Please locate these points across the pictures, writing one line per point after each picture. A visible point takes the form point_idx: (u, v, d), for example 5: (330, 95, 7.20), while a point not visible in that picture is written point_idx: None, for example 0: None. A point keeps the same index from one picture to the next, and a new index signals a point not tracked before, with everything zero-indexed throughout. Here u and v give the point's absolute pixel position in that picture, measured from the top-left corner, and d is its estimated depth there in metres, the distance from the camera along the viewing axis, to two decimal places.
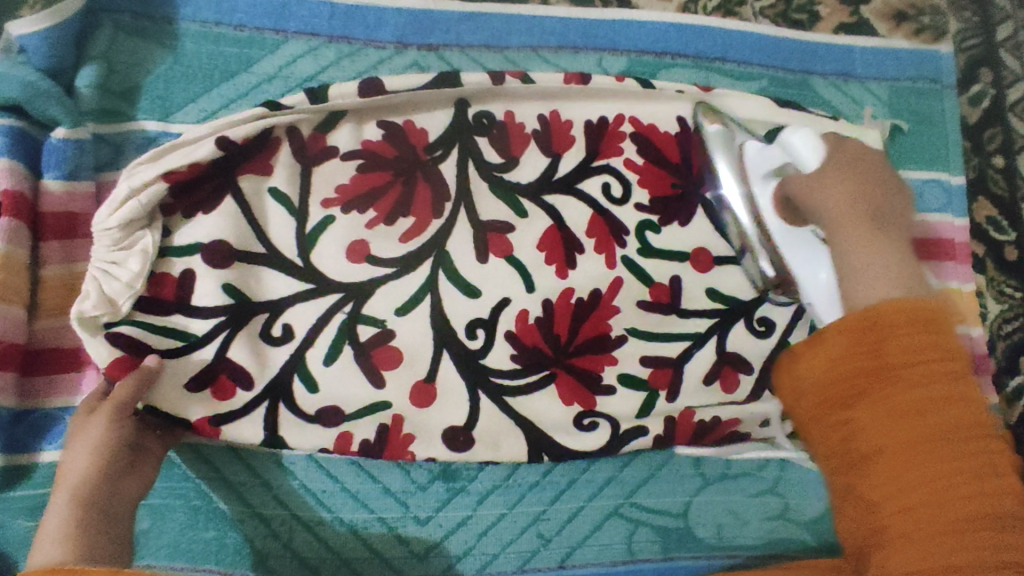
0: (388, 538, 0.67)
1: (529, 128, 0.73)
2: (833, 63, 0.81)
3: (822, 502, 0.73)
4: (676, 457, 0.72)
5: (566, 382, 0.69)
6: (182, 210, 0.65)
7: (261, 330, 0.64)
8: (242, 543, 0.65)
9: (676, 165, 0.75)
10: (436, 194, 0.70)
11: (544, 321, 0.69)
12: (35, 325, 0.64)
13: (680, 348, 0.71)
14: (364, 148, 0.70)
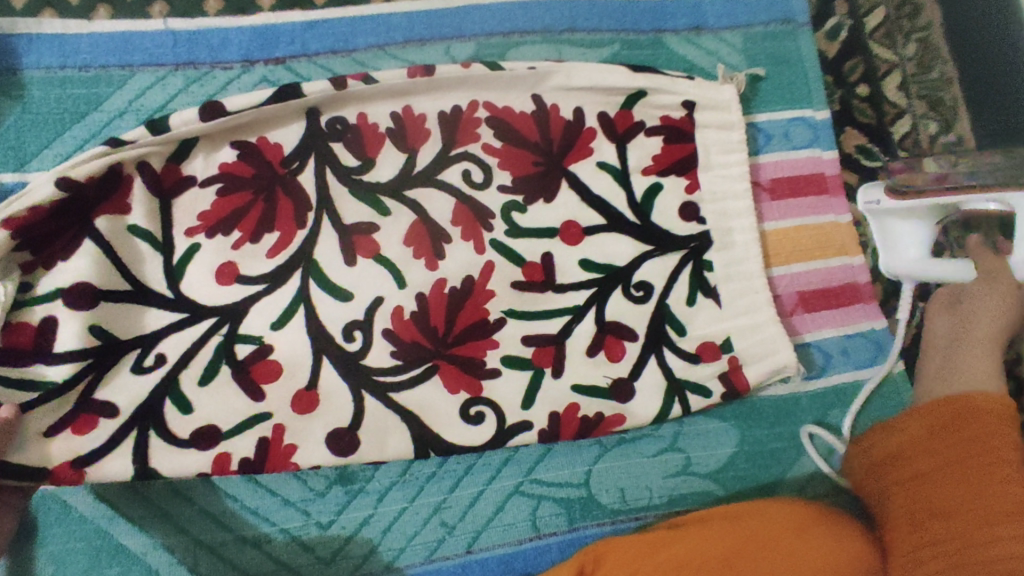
0: (292, 547, 0.68)
1: (383, 127, 0.73)
2: (684, 18, 0.82)
3: (727, 450, 0.73)
4: (573, 445, 0.72)
5: (447, 375, 0.69)
6: (42, 265, 0.64)
7: (132, 364, 0.65)
8: (147, 574, 0.66)
9: (535, 142, 0.75)
10: (297, 206, 0.71)
11: (419, 314, 0.70)
12: None
13: (561, 326, 0.72)
14: (219, 174, 0.70)
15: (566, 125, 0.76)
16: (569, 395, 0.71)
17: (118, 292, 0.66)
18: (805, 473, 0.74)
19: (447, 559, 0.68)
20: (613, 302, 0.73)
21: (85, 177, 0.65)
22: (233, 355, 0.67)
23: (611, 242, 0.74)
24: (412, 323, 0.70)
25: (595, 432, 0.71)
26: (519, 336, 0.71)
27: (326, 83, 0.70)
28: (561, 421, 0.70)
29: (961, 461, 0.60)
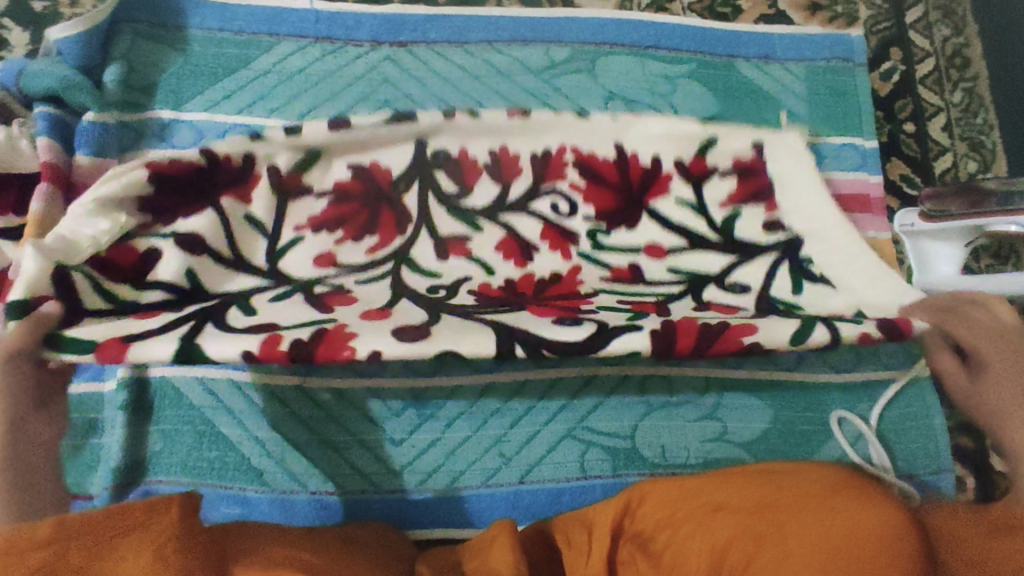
0: (367, 456, 0.76)
1: (481, 160, 0.78)
2: (755, 48, 0.93)
3: (761, 425, 0.80)
4: (621, 390, 0.80)
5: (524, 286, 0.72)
6: (161, 223, 0.65)
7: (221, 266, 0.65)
8: (240, 461, 0.75)
9: (616, 180, 0.80)
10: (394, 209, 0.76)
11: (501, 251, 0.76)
12: None
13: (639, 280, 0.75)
14: (327, 213, 0.73)
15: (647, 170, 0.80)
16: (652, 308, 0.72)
17: (220, 257, 0.66)
18: (831, 456, 0.80)
19: (501, 486, 0.77)
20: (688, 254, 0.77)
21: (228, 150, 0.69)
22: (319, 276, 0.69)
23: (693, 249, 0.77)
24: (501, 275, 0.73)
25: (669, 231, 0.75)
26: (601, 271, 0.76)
27: (437, 116, 0.76)
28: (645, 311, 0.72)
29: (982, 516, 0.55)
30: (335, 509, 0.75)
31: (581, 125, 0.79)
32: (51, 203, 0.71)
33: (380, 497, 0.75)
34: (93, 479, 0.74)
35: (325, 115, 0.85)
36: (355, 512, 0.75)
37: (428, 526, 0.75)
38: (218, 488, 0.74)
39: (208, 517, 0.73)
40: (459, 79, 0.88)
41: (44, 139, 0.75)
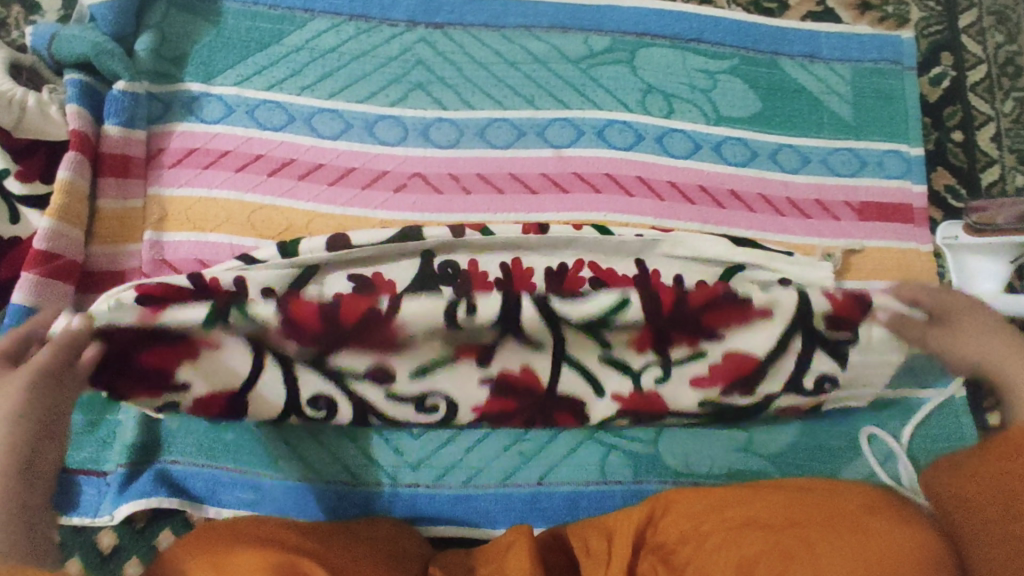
0: (386, 448, 0.75)
1: (491, 275, 0.66)
2: (801, 46, 0.89)
3: (784, 437, 0.79)
4: None
5: (510, 422, 0.75)
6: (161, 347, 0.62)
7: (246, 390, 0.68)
8: (260, 446, 0.74)
9: (655, 308, 0.68)
10: (388, 287, 0.64)
11: (505, 319, 0.66)
12: (91, 248, 0.75)
13: (652, 376, 0.72)
14: (321, 334, 0.64)
15: (713, 299, 0.68)
16: (647, 385, 0.73)
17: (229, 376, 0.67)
18: (858, 474, 0.78)
19: (519, 486, 0.76)
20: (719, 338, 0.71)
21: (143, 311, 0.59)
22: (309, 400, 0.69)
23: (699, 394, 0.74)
24: (491, 403, 0.72)
25: (708, 315, 0.69)
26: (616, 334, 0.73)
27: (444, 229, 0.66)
28: (635, 398, 0.74)
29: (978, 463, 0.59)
30: (349, 500, 0.74)
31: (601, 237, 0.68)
32: (78, 170, 0.72)
33: (394, 491, 0.75)
34: (110, 454, 0.73)
35: (356, 95, 0.83)
36: (368, 504, 0.74)
37: (437, 523, 0.74)
38: (235, 472, 0.73)
39: (221, 499, 0.73)
40: (494, 65, 0.85)
41: (73, 106, 0.74)
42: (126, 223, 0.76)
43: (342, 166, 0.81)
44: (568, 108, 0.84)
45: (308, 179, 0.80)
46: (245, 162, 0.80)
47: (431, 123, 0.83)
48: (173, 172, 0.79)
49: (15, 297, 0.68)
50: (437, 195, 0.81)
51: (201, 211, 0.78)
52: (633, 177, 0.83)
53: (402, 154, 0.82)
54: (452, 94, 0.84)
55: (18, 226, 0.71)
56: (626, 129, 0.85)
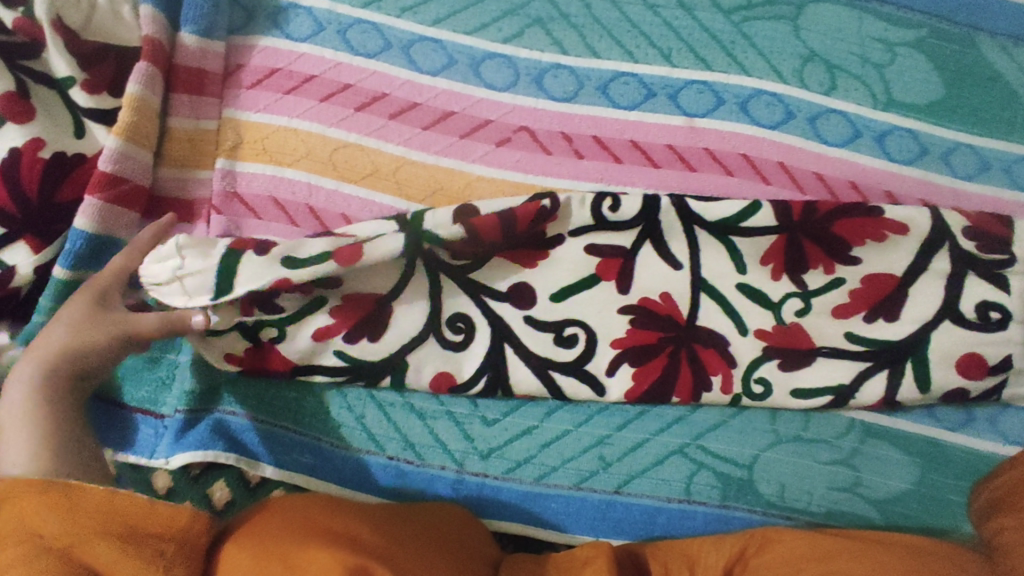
0: (454, 431, 0.67)
1: (626, 216, 0.67)
2: (1007, 21, 0.73)
3: (901, 484, 0.69)
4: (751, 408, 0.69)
5: (651, 365, 0.67)
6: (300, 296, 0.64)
7: (376, 329, 0.65)
8: (319, 409, 0.67)
9: (803, 231, 0.67)
10: (548, 218, 0.66)
11: (645, 218, 0.67)
12: (160, 172, 0.67)
13: (805, 284, 0.68)
14: (467, 248, 0.65)
15: (843, 207, 0.68)
16: (793, 318, 0.68)
17: (366, 322, 0.65)
18: None
19: (594, 492, 0.68)
20: (832, 294, 0.68)
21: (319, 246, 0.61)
22: (445, 319, 0.66)
23: (830, 363, 0.68)
24: (633, 331, 0.67)
25: (838, 225, 0.67)
26: (767, 279, 0.68)
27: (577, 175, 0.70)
28: (785, 334, 0.68)
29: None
30: (410, 480, 0.67)
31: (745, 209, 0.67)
32: (149, 85, 0.64)
33: (460, 478, 0.67)
34: (168, 397, 0.67)
35: (465, 24, 0.71)
36: (429, 489, 0.67)
37: (501, 518, 0.68)
38: (292, 434, 0.67)
39: (281, 459, 0.67)
40: (631, 5, 0.72)
41: (147, 7, 0.64)
42: (199, 147, 0.68)
43: (439, 110, 0.70)
44: (709, 69, 0.71)
45: (400, 118, 0.70)
46: (331, 91, 0.70)
47: (547, 69, 0.71)
48: (252, 94, 0.69)
49: (77, 221, 0.61)
50: (545, 156, 0.70)
51: (279, 143, 0.69)
52: (774, 161, 0.71)
53: (509, 101, 0.70)
54: (576, 37, 0.71)
55: (83, 142, 0.62)
56: (774, 102, 0.71)
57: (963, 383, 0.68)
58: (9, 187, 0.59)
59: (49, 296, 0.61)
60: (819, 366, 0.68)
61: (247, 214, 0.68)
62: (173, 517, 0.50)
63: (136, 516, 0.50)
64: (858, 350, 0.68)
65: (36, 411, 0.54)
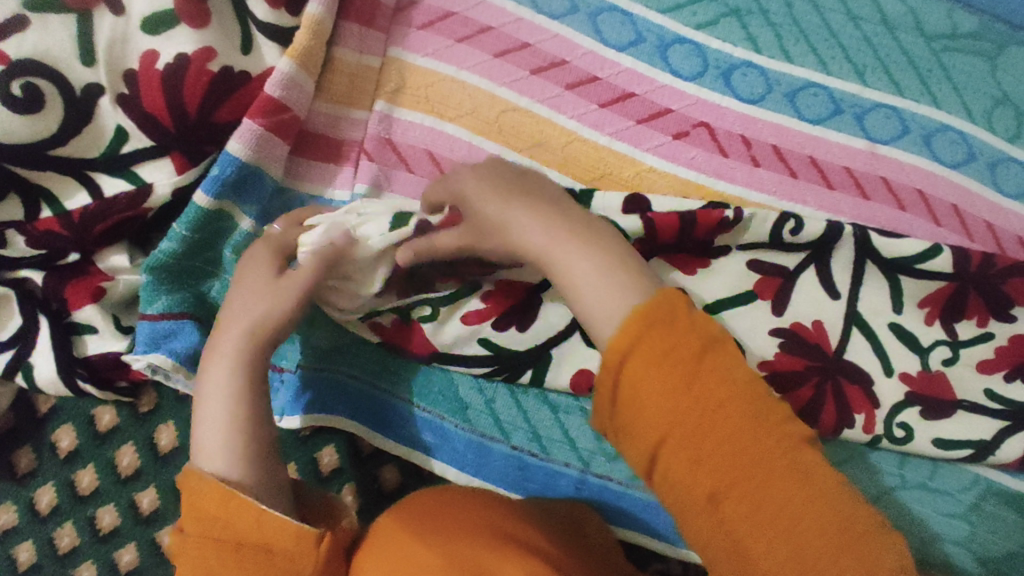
0: (585, 429, 0.62)
1: (802, 237, 0.63)
2: None
3: (1015, 548, 0.67)
4: (884, 450, 0.67)
5: (798, 395, 0.64)
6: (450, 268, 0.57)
7: (528, 316, 0.59)
8: (447, 386, 0.62)
9: (970, 280, 0.65)
10: (721, 229, 0.63)
11: (818, 248, 0.64)
12: (314, 103, 0.61)
13: (955, 333, 0.66)
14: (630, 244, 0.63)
15: (1016, 266, 0.65)
16: (937, 365, 0.66)
17: (519, 312, 0.59)
18: None
19: None
20: (979, 348, 0.66)
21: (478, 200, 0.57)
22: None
23: (968, 418, 0.66)
24: (780, 355, 0.64)
25: (1007, 285, 0.65)
26: (919, 323, 0.66)
27: (749, 184, 0.65)
28: (928, 380, 0.66)
29: (683, 384, 0.44)
30: (529, 473, 0.64)
31: (918, 251, 0.64)
32: (327, 6, 0.57)
33: (583, 478, 0.64)
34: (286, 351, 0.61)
35: (659, 2, 0.66)
36: (549, 485, 0.64)
37: (619, 523, 0.65)
38: (416, 408, 0.62)
39: (400, 433, 0.63)
40: (831, 13, 0.68)
41: None
42: (360, 83, 0.62)
43: (619, 88, 0.65)
44: (900, 95, 0.68)
45: (577, 90, 0.64)
46: (507, 47, 0.64)
47: (738, 65, 0.66)
48: (421, 35, 0.64)
49: (231, 144, 0.55)
50: (722, 158, 0.65)
51: (445, 93, 0.63)
52: (948, 204, 0.68)
53: (693, 93, 0.65)
54: (772, 36, 0.67)
55: (249, 59, 0.56)
56: (959, 141, 0.68)
57: None
58: (167, 97, 0.53)
59: (185, 223, 0.55)
60: (956, 421, 0.66)
61: (398, 164, 0.62)
62: (280, 526, 0.47)
63: (239, 529, 0.47)
64: (1000, 408, 0.66)
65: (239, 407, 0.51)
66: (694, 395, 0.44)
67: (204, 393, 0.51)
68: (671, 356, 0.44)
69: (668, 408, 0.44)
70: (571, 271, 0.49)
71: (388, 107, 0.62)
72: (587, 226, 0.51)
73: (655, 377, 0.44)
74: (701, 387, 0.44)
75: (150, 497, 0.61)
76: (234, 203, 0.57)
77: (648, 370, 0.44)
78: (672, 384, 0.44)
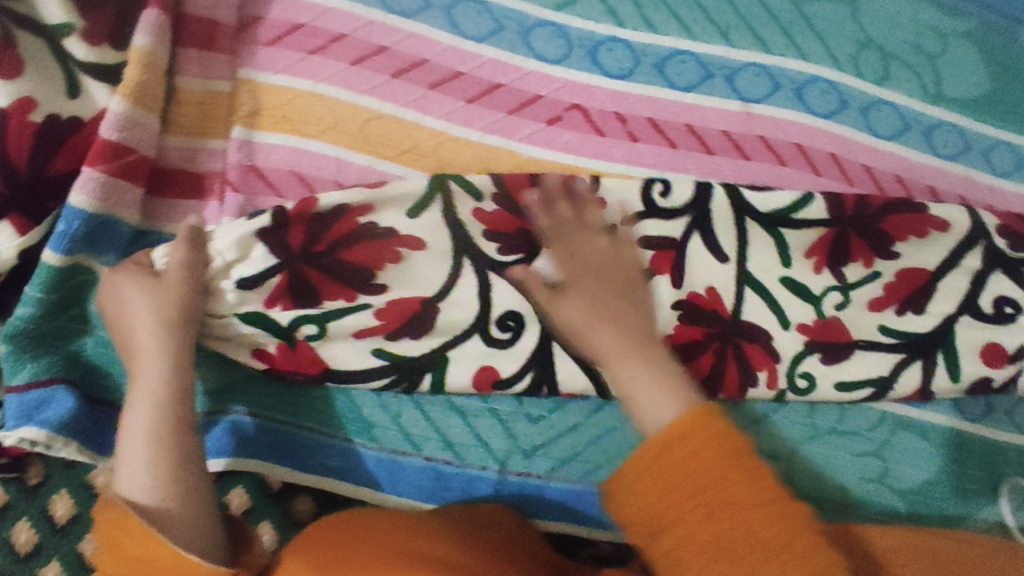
0: (495, 430, 0.63)
1: (676, 202, 0.64)
2: None
3: (925, 474, 0.70)
4: (793, 403, 0.68)
5: (699, 361, 0.65)
6: (333, 285, 0.56)
7: (420, 325, 0.58)
8: (351, 409, 0.61)
9: (850, 221, 0.66)
10: (597, 201, 0.62)
11: (694, 209, 0.64)
12: (164, 139, 0.58)
13: (845, 278, 0.67)
14: (516, 236, 0.60)
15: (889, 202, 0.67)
16: (831, 310, 0.67)
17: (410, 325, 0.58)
18: (989, 521, 0.70)
19: None
20: (867, 287, 0.67)
21: (356, 202, 0.57)
22: (496, 316, 0.60)
23: (865, 357, 0.67)
24: (680, 327, 0.64)
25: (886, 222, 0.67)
26: (810, 273, 0.66)
27: (628, 161, 0.65)
28: (824, 327, 0.67)
29: (683, 495, 0.43)
30: (447, 482, 0.63)
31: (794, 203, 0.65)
32: (157, 35, 0.54)
33: (501, 478, 0.63)
34: None
35: None
36: (469, 491, 0.63)
37: (546, 516, 0.65)
38: (321, 435, 0.61)
39: (308, 463, 0.62)
40: None
41: None
42: (209, 111, 0.59)
43: (485, 81, 0.63)
44: (767, 51, 0.68)
45: (441, 89, 0.63)
46: (364, 53, 0.62)
47: (602, 42, 0.65)
48: (271, 52, 0.61)
49: (72, 196, 0.52)
50: (598, 138, 0.65)
51: (304, 110, 0.61)
52: (826, 152, 0.69)
53: (561, 75, 0.64)
54: (632, 7, 0.66)
55: (78, 103, 0.53)
56: (829, 90, 0.69)
57: (987, 374, 0.68)
58: None
59: (37, 285, 0.52)
60: (856, 362, 0.67)
61: (265, 190, 0.59)
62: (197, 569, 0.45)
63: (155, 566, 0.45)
64: (892, 342, 0.67)
65: (156, 430, 0.49)
66: (683, 497, 0.43)
67: (127, 434, 0.49)
68: (700, 476, 0.43)
69: (676, 515, 0.43)
70: (634, 377, 0.51)
71: (245, 132, 0.60)
72: (645, 345, 0.54)
73: (659, 499, 0.44)
74: (702, 510, 0.43)
75: (55, 570, 0.59)
76: (90, 257, 0.54)
77: (647, 486, 0.44)
78: (661, 505, 0.44)
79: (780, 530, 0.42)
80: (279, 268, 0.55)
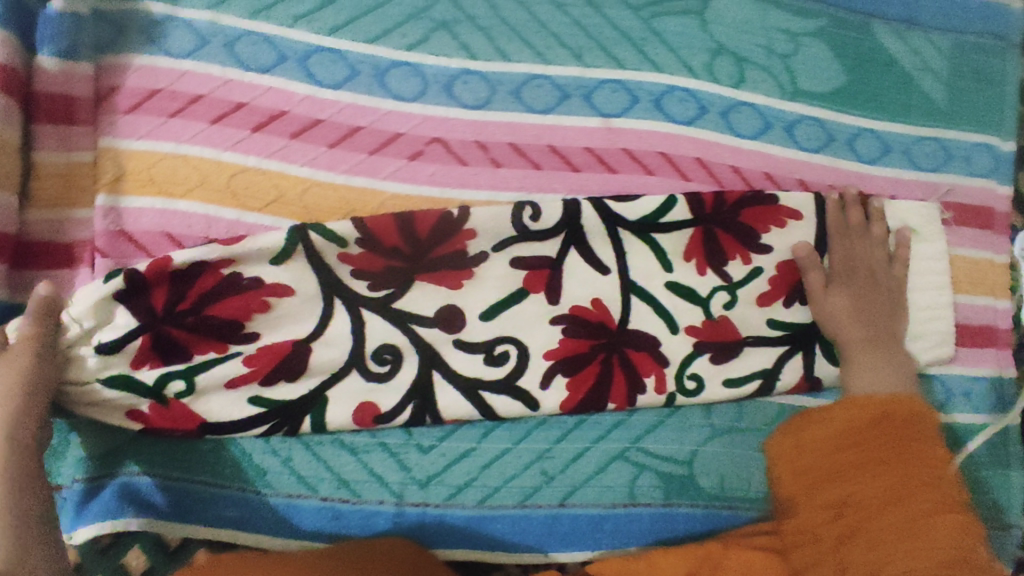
0: (388, 463, 0.64)
1: (545, 224, 0.65)
2: (899, 8, 0.77)
3: None
4: (689, 405, 0.69)
5: (585, 373, 0.66)
6: (200, 339, 0.59)
7: (295, 367, 0.61)
8: (240, 458, 0.62)
9: (720, 222, 0.68)
10: (460, 233, 0.63)
11: (566, 227, 0.65)
12: (30, 215, 0.60)
13: (729, 278, 0.68)
14: (383, 272, 0.62)
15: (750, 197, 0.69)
16: (720, 310, 0.68)
17: (283, 368, 0.61)
18: None
19: (540, 507, 0.66)
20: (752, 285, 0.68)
21: (214, 256, 0.59)
22: (371, 351, 0.62)
23: (755, 351, 0.69)
24: (565, 341, 0.65)
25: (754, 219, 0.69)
26: (693, 274, 0.68)
27: (493, 188, 0.67)
28: (714, 328, 0.68)
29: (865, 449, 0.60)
30: (346, 521, 0.63)
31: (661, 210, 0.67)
32: (4, 118, 0.58)
33: (400, 511, 0.64)
34: (62, 465, 0.61)
35: (366, 32, 0.67)
36: (368, 527, 0.63)
37: (449, 544, 0.65)
38: (211, 486, 0.61)
39: (203, 516, 0.61)
40: (537, 5, 0.70)
41: None
42: (73, 182, 0.62)
43: (345, 125, 0.65)
44: (621, 68, 0.70)
45: (302, 137, 0.65)
46: (223, 111, 0.64)
47: (457, 76, 0.67)
48: (130, 119, 0.63)
49: None
50: (462, 168, 0.67)
51: (168, 172, 0.63)
52: (691, 158, 0.71)
53: (419, 112, 0.67)
54: (484, 40, 0.68)
55: None
56: (687, 98, 0.71)
57: None
58: None
59: None
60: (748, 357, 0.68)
61: (135, 253, 0.61)
62: None
63: None
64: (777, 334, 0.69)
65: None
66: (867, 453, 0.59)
67: None
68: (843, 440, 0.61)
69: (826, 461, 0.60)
70: (869, 367, 0.66)
71: (108, 199, 0.61)
72: (893, 343, 0.68)
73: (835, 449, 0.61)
74: (859, 463, 0.59)
75: None
76: None
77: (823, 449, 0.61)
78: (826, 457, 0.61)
79: (879, 479, 0.57)
80: (141, 330, 0.57)
